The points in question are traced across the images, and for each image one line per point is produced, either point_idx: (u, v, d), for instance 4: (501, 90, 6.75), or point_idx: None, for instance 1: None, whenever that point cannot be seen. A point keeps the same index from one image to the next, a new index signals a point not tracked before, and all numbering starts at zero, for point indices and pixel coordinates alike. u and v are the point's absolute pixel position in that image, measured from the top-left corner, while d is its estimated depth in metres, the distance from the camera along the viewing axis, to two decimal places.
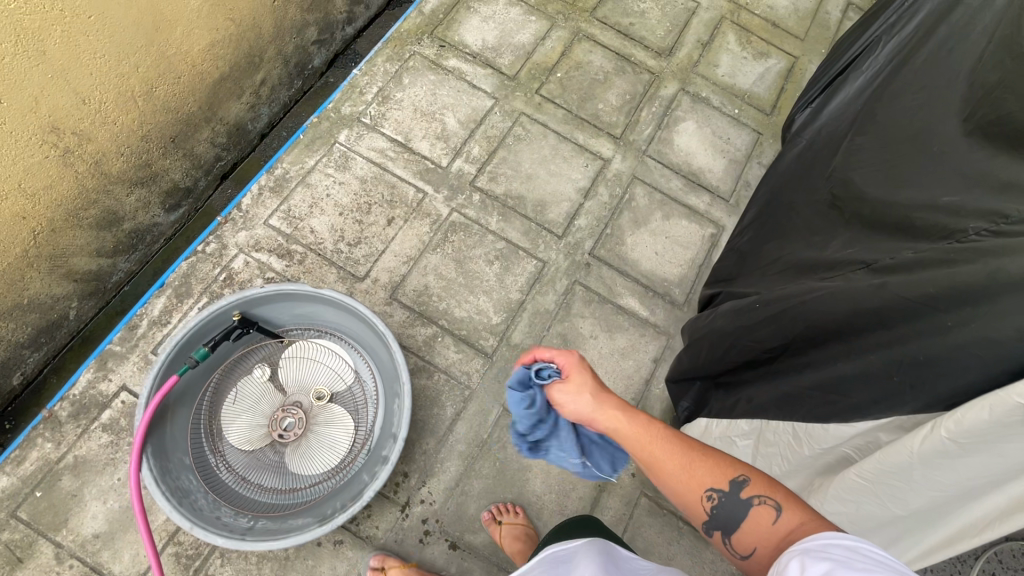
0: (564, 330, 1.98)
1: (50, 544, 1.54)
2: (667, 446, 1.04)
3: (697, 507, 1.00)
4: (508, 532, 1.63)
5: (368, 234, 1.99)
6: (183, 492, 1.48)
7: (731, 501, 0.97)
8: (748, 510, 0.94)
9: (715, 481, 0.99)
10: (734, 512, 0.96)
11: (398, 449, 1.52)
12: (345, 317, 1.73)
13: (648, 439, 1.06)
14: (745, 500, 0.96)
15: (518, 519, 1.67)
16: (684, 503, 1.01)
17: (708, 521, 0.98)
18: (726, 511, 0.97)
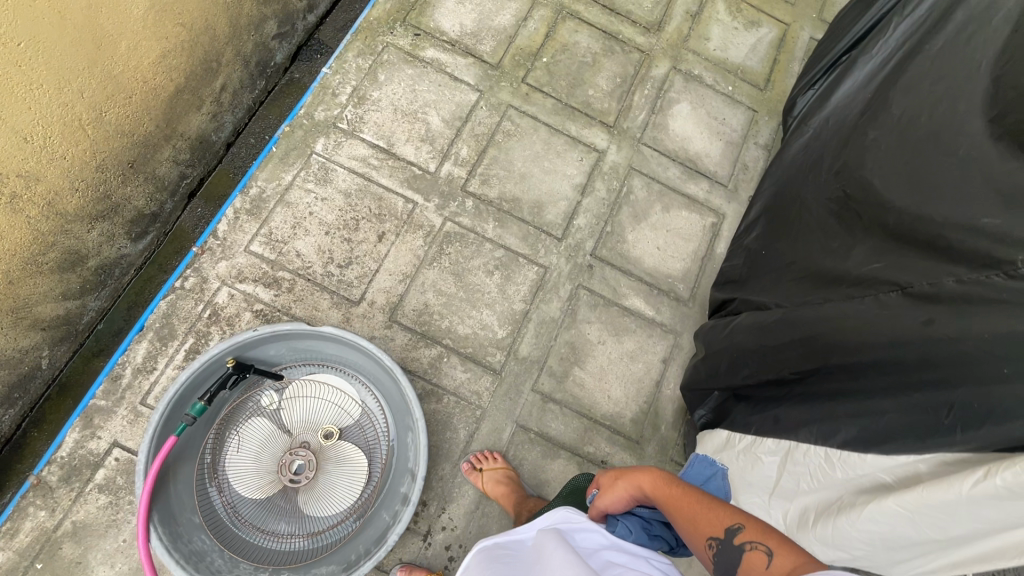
0: (572, 338, 1.92)
1: None
2: (685, 507, 1.14)
3: (708, 560, 1.07)
4: (490, 477, 1.67)
5: (358, 253, 1.87)
6: (199, 555, 1.43)
7: (726, 547, 1.04)
8: (743, 554, 1.01)
9: (713, 530, 1.08)
10: (732, 559, 1.02)
11: (418, 489, 1.48)
12: (349, 352, 1.65)
13: (669, 503, 1.17)
14: (739, 545, 1.03)
15: (498, 464, 1.70)
16: (695, 549, 1.10)
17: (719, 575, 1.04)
18: (726, 557, 1.03)
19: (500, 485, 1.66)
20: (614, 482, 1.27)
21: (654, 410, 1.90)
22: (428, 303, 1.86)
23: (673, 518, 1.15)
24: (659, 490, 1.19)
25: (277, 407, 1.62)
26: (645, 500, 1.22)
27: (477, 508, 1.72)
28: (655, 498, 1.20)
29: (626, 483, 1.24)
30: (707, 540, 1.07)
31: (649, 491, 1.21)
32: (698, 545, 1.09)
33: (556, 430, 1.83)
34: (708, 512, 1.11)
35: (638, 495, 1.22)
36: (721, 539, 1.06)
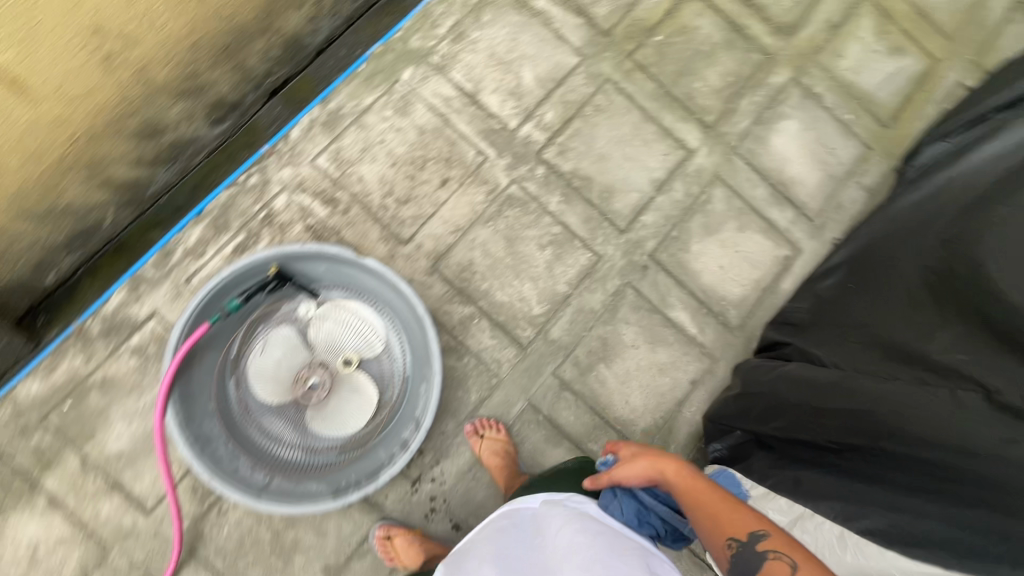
0: (605, 334, 1.87)
1: (77, 454, 1.60)
2: (706, 503, 1.09)
3: (722, 559, 1.01)
4: (488, 447, 1.70)
5: (418, 193, 1.85)
6: (205, 439, 1.51)
7: (746, 552, 0.97)
8: (763, 560, 0.94)
9: (735, 530, 1.01)
10: (750, 564, 0.96)
11: (420, 438, 1.50)
12: (386, 290, 1.65)
13: (690, 494, 1.12)
14: (761, 553, 0.96)
15: (500, 436, 1.72)
16: (710, 546, 1.04)
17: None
18: (744, 562, 0.97)
19: (493, 455, 1.69)
20: (634, 460, 1.25)
21: (668, 427, 1.85)
22: (473, 261, 1.84)
23: (690, 510, 1.10)
24: (681, 479, 1.15)
25: (308, 323, 1.65)
26: (664, 484, 1.18)
27: (470, 471, 1.74)
28: (676, 486, 1.15)
29: (648, 464, 1.22)
30: (724, 540, 1.02)
31: (671, 478, 1.17)
32: (715, 542, 1.04)
33: (565, 419, 1.81)
34: (733, 512, 1.05)
35: (656, 479, 1.20)
36: (743, 542, 0.99)
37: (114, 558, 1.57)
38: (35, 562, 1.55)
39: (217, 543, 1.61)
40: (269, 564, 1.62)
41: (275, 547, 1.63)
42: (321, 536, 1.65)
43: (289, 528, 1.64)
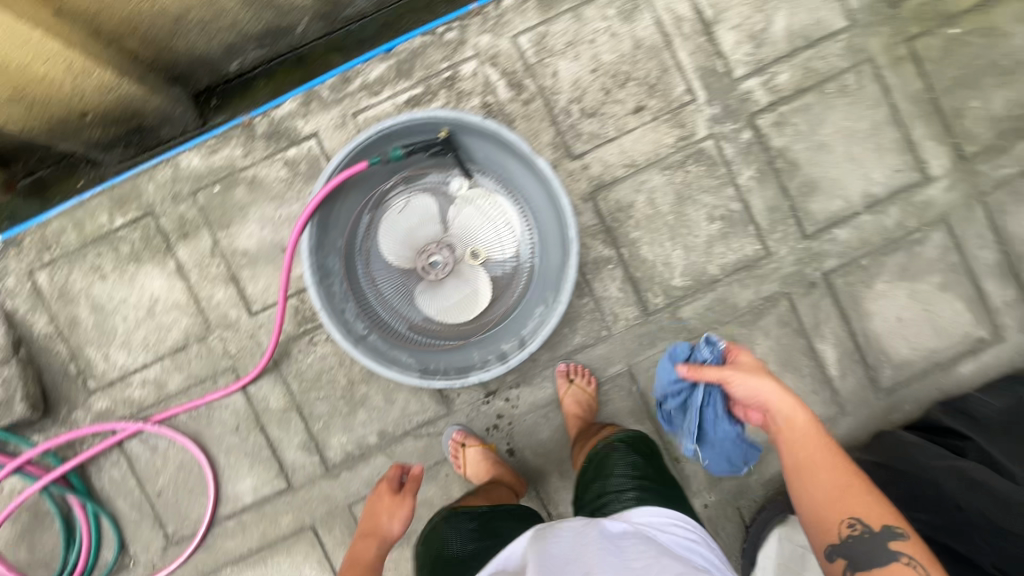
0: (737, 336, 1.68)
1: (211, 236, 1.68)
2: (835, 478, 1.11)
3: (834, 529, 1.07)
4: (574, 394, 1.61)
5: (606, 111, 1.66)
6: (325, 271, 1.50)
7: (868, 539, 1.04)
8: (892, 559, 1.01)
9: (865, 517, 1.06)
10: (871, 551, 1.03)
11: (521, 357, 1.42)
12: (541, 200, 1.53)
13: (818, 458, 1.14)
14: (890, 550, 1.02)
15: (588, 389, 1.63)
16: (826, 515, 1.09)
17: (837, 544, 1.06)
18: (863, 548, 1.03)
19: (573, 405, 1.61)
20: (757, 380, 1.22)
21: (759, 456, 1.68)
22: (632, 205, 1.67)
23: (814, 471, 1.13)
24: (811, 437, 1.16)
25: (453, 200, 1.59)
26: (786, 425, 1.18)
27: (543, 409, 1.68)
28: (803, 438, 1.16)
29: (777, 395, 1.20)
30: (848, 519, 1.07)
31: (799, 426, 1.17)
32: (830, 510, 1.09)
33: None
34: (862, 493, 1.08)
35: (776, 415, 1.20)
36: (873, 531, 1.04)
37: (212, 341, 1.68)
38: (150, 315, 1.68)
39: (299, 368, 1.67)
40: (335, 407, 1.67)
41: (345, 395, 1.67)
42: (388, 404, 1.67)
43: (363, 383, 1.67)
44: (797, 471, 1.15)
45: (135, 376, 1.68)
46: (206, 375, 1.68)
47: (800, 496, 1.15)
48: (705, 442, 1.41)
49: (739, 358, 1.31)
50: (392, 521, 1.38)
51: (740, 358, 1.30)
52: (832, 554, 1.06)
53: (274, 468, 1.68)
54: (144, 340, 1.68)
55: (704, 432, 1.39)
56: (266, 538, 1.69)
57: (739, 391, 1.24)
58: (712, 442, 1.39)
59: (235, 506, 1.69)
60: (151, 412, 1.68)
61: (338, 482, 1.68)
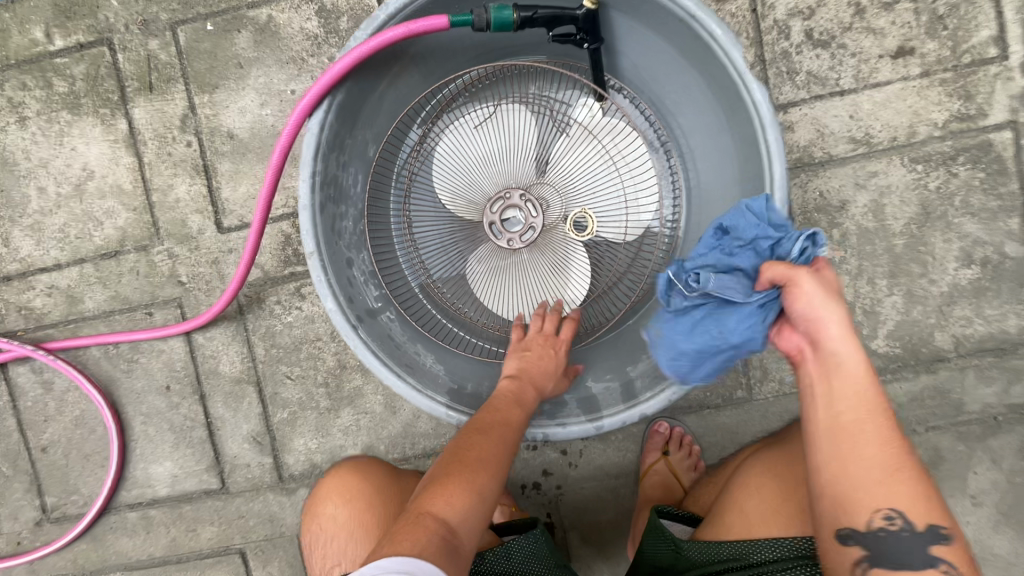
0: (948, 452, 1.05)
1: (185, 98, 1.09)
2: (866, 442, 0.58)
3: (858, 514, 0.57)
4: (660, 473, 1.05)
5: (846, 44, 1.00)
6: (336, 194, 0.86)
7: (911, 540, 0.56)
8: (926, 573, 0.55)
9: (905, 508, 0.56)
10: (907, 557, 0.56)
11: (623, 418, 0.81)
12: (720, 170, 0.88)
13: (853, 415, 0.59)
14: (926, 558, 0.56)
15: (687, 475, 1.05)
16: (842, 494, 0.58)
17: (854, 532, 0.58)
18: (896, 552, 0.56)
19: (657, 488, 1.05)
20: (828, 307, 0.60)
21: None
22: (843, 208, 1.01)
23: (842, 429, 0.59)
24: (851, 375, 0.60)
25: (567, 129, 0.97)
26: (828, 361, 0.61)
27: (613, 479, 1.10)
28: (847, 385, 0.59)
29: (835, 326, 0.60)
30: (878, 509, 0.56)
31: (848, 369, 0.60)
32: (862, 487, 0.57)
33: None
34: (913, 467, 0.57)
35: (821, 348, 0.61)
36: (914, 531, 0.56)
37: (155, 255, 1.12)
38: (77, 194, 1.12)
39: (272, 326, 1.12)
40: (310, 396, 1.12)
41: (330, 382, 1.12)
42: (387, 412, 1.11)
43: (359, 373, 1.11)
44: (821, 427, 0.60)
45: (40, 278, 1.14)
46: (138, 303, 1.13)
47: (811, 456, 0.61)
48: (692, 331, 0.70)
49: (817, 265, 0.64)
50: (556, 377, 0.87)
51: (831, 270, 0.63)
52: (842, 545, 0.58)
53: (207, 458, 1.15)
54: (62, 229, 1.13)
55: (706, 324, 0.69)
56: (175, 548, 1.17)
57: (797, 313, 0.61)
58: (708, 340, 0.69)
59: (143, 493, 1.17)
60: (53, 333, 1.15)
61: (290, 502, 1.14)
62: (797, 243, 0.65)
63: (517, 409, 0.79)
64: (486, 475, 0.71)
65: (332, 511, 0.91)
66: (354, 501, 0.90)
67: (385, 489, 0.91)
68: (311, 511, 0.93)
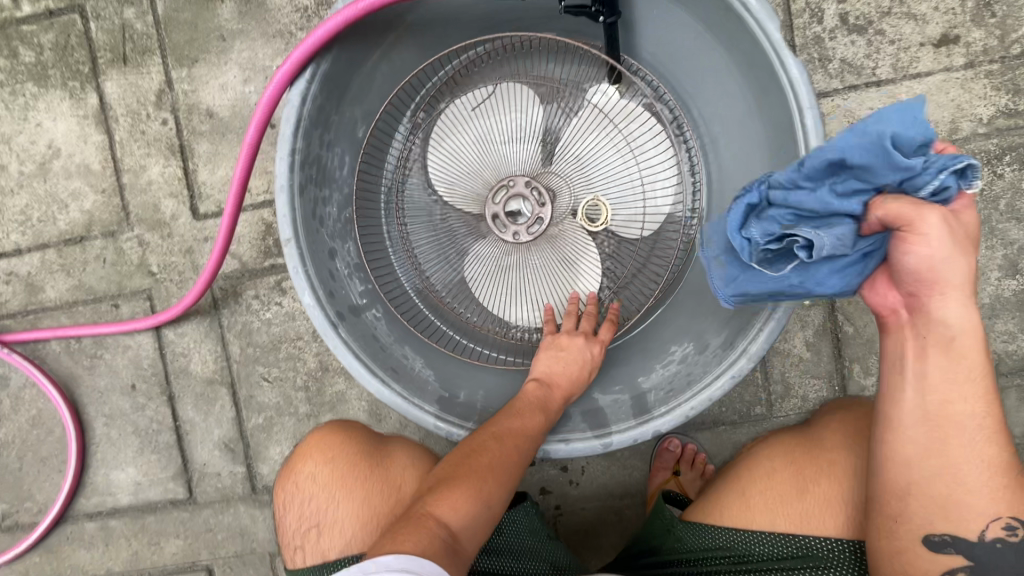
0: None
1: (162, 72, 1.00)
2: (982, 448, 0.54)
3: (969, 524, 0.55)
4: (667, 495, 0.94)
5: (884, 30, 0.91)
6: (319, 175, 0.76)
7: (1021, 554, 0.54)
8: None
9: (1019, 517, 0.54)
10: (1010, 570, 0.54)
11: (636, 434, 0.72)
12: (747, 160, 0.78)
13: (971, 417, 0.54)
14: None
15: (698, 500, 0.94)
16: (954, 502, 0.55)
17: (960, 542, 0.55)
18: (1004, 564, 0.54)
19: None
20: (957, 261, 0.51)
21: None
22: None
23: (959, 431, 0.54)
24: (973, 375, 0.54)
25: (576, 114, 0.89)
26: (940, 342, 0.53)
27: (618, 500, 1.00)
28: (968, 384, 0.54)
29: (958, 297, 0.52)
30: (996, 517, 0.54)
31: (970, 366, 0.54)
32: (969, 494, 0.54)
33: None
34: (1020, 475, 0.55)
35: (933, 322, 0.53)
36: None
37: (124, 242, 1.03)
38: (42, 173, 1.03)
39: (249, 322, 1.02)
40: (288, 401, 1.03)
41: (310, 386, 1.02)
42: (371, 420, 1.01)
43: (342, 376, 1.02)
44: (925, 421, 0.55)
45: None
46: (104, 293, 1.04)
47: (913, 456, 0.55)
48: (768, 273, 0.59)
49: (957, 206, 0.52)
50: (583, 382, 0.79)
51: (963, 215, 0.52)
52: (935, 552, 0.56)
53: (174, 465, 1.05)
54: (24, 211, 1.04)
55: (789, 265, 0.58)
56: (136, 563, 1.07)
57: (909, 259, 0.51)
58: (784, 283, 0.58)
59: (103, 502, 1.07)
60: (10, 324, 1.06)
61: (262, 515, 1.04)
62: (936, 179, 0.50)
63: (539, 417, 0.71)
64: (495, 481, 0.65)
65: (310, 470, 0.75)
66: (335, 461, 0.74)
67: (370, 454, 0.76)
68: (289, 466, 0.78)
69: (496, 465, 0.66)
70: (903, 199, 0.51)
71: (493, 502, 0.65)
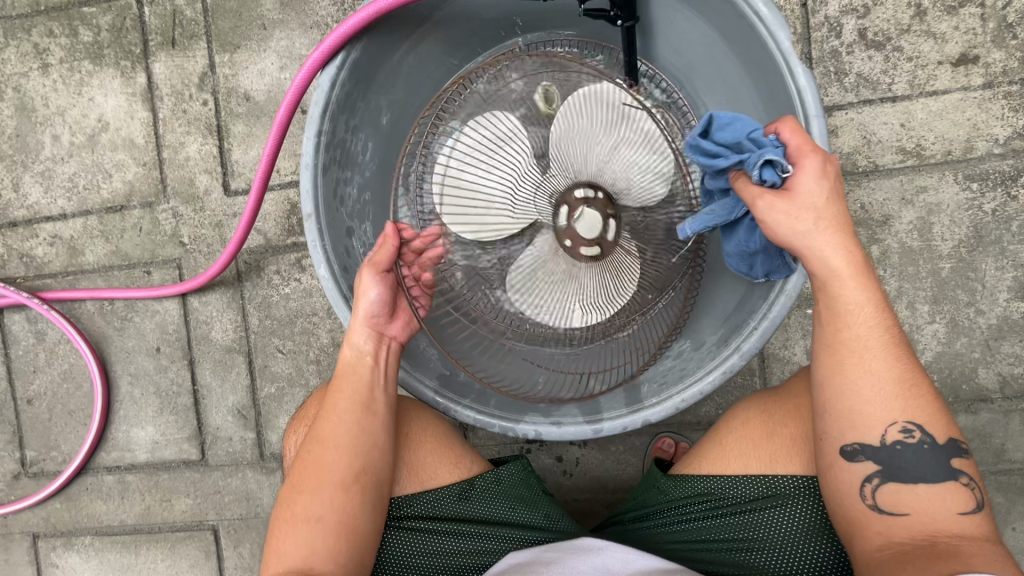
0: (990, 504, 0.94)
1: (206, 56, 1.07)
2: (876, 361, 0.61)
3: (873, 429, 0.61)
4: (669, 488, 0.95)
5: (902, 47, 0.92)
6: (344, 157, 0.81)
7: (920, 454, 0.61)
8: (939, 477, 0.60)
9: (918, 417, 0.61)
10: (919, 468, 0.60)
11: (626, 421, 0.74)
12: None
13: (864, 331, 0.61)
14: (944, 467, 0.61)
15: None
16: (851, 411, 0.61)
17: (870, 447, 0.61)
18: (908, 462, 0.60)
19: None
20: (810, 219, 0.57)
21: None
22: (886, 223, 0.93)
23: (857, 347, 0.61)
24: (870, 295, 0.60)
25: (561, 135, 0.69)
26: (829, 274, 0.59)
27: (610, 494, 1.02)
28: (860, 304, 0.60)
29: (832, 237, 0.58)
30: (893, 422, 0.61)
31: (860, 291, 0.60)
32: (872, 406, 0.61)
33: None
34: (927, 385, 0.61)
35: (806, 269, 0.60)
36: (935, 445, 0.61)
37: (160, 213, 1.09)
38: (90, 144, 1.11)
39: (269, 296, 1.08)
40: (300, 373, 1.07)
41: (321, 360, 1.07)
42: None
43: None
44: (827, 348, 0.62)
45: (45, 226, 1.13)
46: (137, 260, 1.10)
47: (820, 377, 0.63)
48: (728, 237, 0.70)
49: (799, 166, 0.58)
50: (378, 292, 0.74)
51: (807, 181, 0.57)
52: (851, 462, 0.61)
53: (189, 427, 1.11)
54: (72, 178, 1.12)
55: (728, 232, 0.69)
56: (148, 517, 1.13)
57: (777, 226, 0.58)
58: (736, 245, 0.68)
59: (122, 457, 1.14)
60: (51, 284, 1.14)
61: (269, 481, 1.09)
62: (757, 162, 0.58)
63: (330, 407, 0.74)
64: (309, 497, 0.71)
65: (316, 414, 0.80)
66: None
67: None
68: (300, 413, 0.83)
69: (311, 480, 0.71)
70: (739, 184, 0.60)
71: (315, 514, 0.70)
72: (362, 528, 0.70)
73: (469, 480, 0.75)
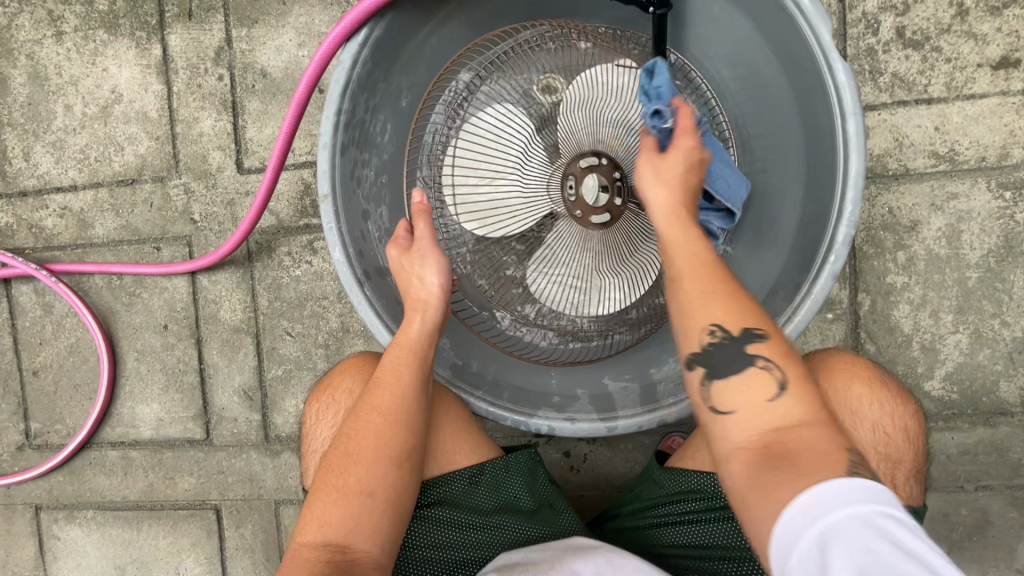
0: (1004, 519, 0.92)
1: (223, 30, 1.05)
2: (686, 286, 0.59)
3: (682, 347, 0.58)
4: None
5: (941, 47, 0.89)
6: (363, 137, 0.79)
7: (727, 360, 0.56)
8: (741, 371, 0.55)
9: (725, 321, 0.56)
10: (726, 368, 0.55)
11: (642, 420, 0.72)
12: (787, 164, 0.78)
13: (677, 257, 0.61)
14: (744, 361, 0.55)
15: None
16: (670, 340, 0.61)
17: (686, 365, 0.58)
18: (718, 367, 0.56)
19: None
20: (659, 182, 0.64)
21: None
22: (914, 228, 0.91)
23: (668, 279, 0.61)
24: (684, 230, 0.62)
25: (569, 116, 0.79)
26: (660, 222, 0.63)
27: (616, 492, 1.01)
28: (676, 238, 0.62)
29: (659, 189, 0.63)
30: (699, 331, 0.57)
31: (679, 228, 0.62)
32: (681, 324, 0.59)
33: None
34: (722, 285, 0.58)
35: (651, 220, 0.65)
36: (735, 342, 0.56)
37: (171, 189, 1.08)
38: (102, 116, 1.09)
39: (279, 278, 1.06)
40: (308, 356, 1.06)
41: (330, 344, 1.06)
42: None
43: (361, 338, 1.05)
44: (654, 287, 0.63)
45: (55, 197, 1.11)
46: (148, 236, 1.09)
47: None
48: None
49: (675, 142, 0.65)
50: (441, 264, 0.72)
51: (677, 154, 0.64)
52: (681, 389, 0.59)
53: (195, 406, 1.10)
54: (83, 149, 1.10)
55: None
56: (151, 494, 1.13)
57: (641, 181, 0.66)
58: None
59: (126, 433, 1.13)
60: (59, 256, 1.12)
61: (272, 464, 1.08)
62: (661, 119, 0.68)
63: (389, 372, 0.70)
64: (362, 468, 0.66)
65: (348, 386, 0.78)
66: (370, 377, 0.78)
67: None
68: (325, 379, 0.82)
69: (370, 451, 0.67)
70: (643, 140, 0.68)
71: (372, 488, 0.66)
72: (404, 499, 0.67)
73: (480, 464, 0.75)
